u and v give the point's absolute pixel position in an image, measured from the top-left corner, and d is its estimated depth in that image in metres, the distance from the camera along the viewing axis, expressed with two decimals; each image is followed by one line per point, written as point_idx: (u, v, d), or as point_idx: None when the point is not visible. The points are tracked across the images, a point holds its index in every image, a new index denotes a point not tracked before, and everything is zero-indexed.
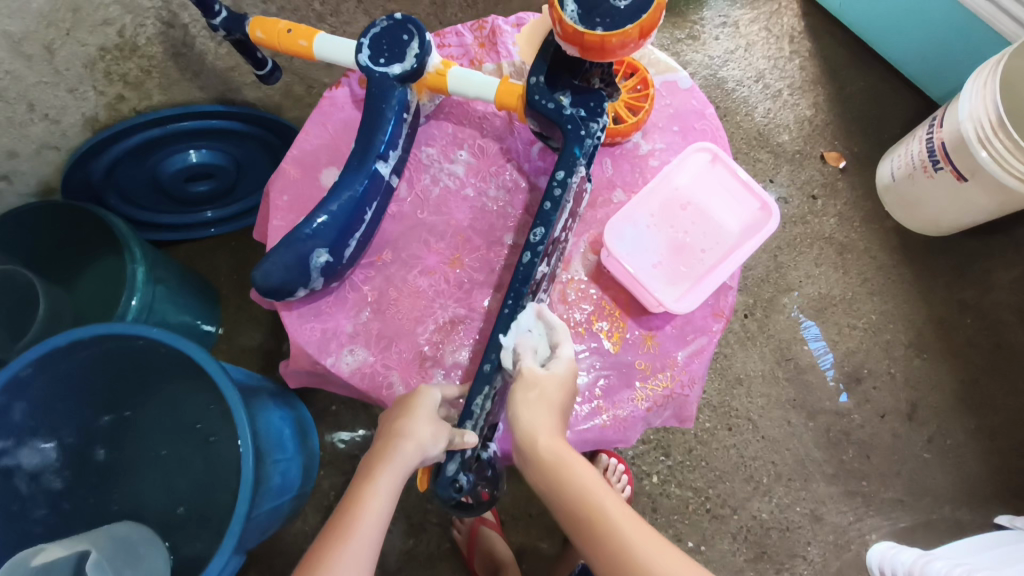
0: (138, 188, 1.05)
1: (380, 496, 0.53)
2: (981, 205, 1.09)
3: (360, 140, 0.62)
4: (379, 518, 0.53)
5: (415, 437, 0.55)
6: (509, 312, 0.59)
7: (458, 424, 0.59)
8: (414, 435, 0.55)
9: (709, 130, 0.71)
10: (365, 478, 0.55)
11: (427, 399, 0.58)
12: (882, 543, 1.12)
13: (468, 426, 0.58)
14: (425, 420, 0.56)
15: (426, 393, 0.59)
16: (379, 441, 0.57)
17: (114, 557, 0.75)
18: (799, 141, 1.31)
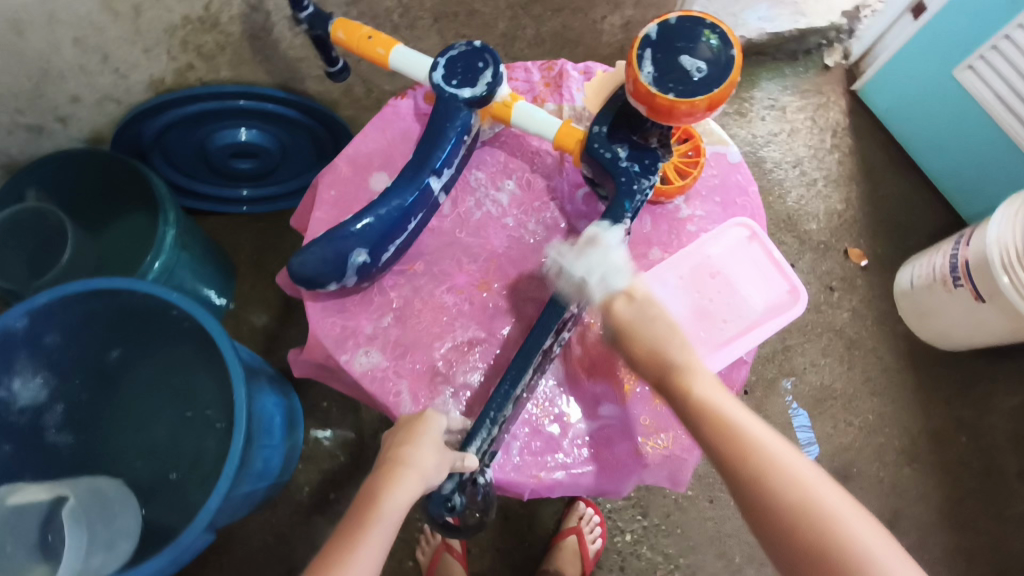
0: (184, 155, 1.08)
1: (383, 522, 0.52)
2: (995, 329, 1.10)
3: (418, 154, 0.64)
4: (380, 546, 0.52)
5: (420, 465, 0.55)
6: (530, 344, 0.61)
7: (461, 445, 0.60)
8: (420, 463, 0.55)
9: (749, 206, 0.73)
10: (366, 501, 0.54)
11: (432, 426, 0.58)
12: None
13: (471, 450, 0.59)
14: (430, 448, 0.56)
15: (432, 419, 0.59)
16: (381, 465, 0.57)
17: (90, 506, 0.78)
18: (826, 232, 1.33)
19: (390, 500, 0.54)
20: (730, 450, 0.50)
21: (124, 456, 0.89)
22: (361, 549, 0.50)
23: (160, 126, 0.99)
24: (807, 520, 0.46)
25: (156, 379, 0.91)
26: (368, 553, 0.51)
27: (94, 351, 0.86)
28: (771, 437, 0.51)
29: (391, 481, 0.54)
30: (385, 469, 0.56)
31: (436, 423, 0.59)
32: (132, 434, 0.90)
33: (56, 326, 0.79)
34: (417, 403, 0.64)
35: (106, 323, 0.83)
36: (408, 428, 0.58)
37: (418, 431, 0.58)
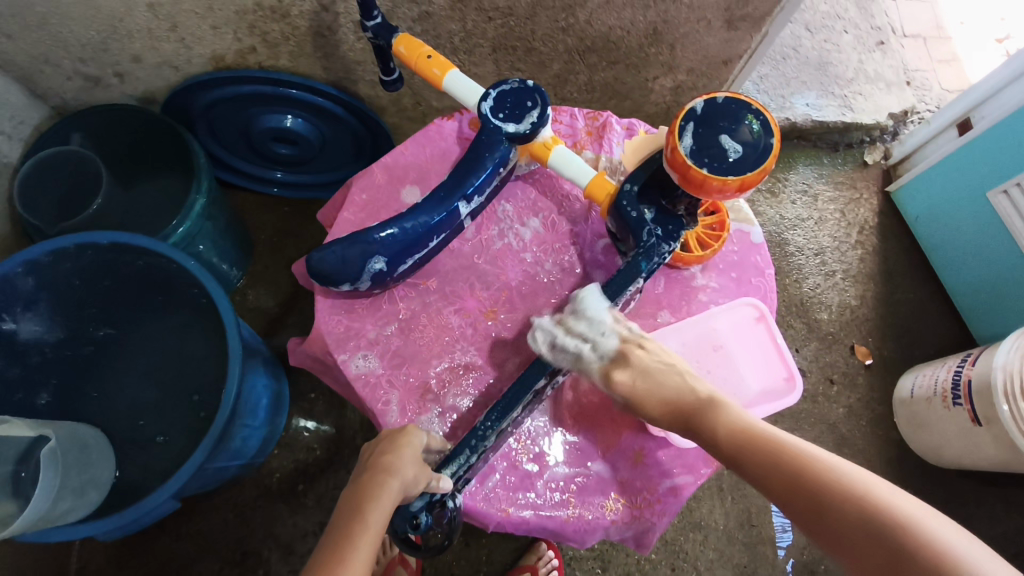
0: (228, 131, 1.11)
1: (370, 534, 0.52)
2: (987, 455, 1.09)
3: (453, 177, 0.66)
4: (367, 556, 0.52)
5: (403, 474, 0.56)
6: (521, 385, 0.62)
7: (438, 465, 0.61)
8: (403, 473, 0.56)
9: (763, 288, 0.73)
10: (349, 512, 0.54)
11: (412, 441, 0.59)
12: None
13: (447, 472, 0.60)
14: (412, 459, 0.57)
15: (412, 433, 0.60)
16: (362, 475, 0.57)
17: (69, 450, 0.80)
18: (836, 324, 1.33)
19: (374, 509, 0.54)
20: (766, 454, 0.52)
21: (108, 410, 0.90)
22: (351, 561, 0.50)
23: (212, 98, 1.02)
24: (844, 494, 0.47)
25: (155, 341, 0.92)
26: (354, 561, 0.51)
27: (102, 302, 0.87)
28: (809, 447, 0.53)
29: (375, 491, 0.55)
30: (368, 479, 0.56)
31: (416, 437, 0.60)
32: (121, 389, 0.91)
33: (70, 270, 0.81)
34: (403, 415, 0.65)
35: (119, 277, 0.85)
36: (391, 439, 0.59)
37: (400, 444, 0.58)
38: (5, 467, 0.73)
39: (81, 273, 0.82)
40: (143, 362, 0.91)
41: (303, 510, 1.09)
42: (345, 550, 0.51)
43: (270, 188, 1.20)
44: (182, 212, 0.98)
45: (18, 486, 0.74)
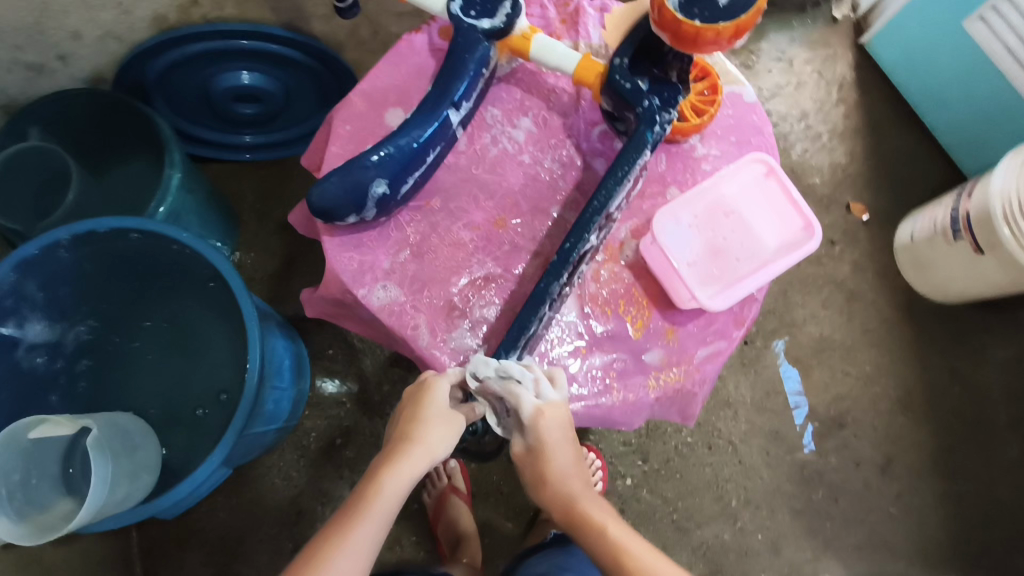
0: (186, 98, 1.07)
1: (385, 499, 0.57)
2: (992, 280, 1.13)
3: (437, 86, 0.65)
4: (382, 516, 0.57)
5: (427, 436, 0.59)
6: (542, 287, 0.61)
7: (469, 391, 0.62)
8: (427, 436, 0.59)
9: (763, 146, 0.73)
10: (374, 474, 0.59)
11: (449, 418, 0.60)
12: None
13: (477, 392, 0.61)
14: (437, 425, 0.59)
15: (438, 389, 0.60)
16: (393, 439, 0.61)
17: (112, 438, 0.80)
18: (830, 185, 1.33)
19: (396, 477, 0.58)
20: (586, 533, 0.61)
21: (140, 398, 0.91)
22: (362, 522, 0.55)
23: (163, 65, 0.98)
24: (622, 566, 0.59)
25: (169, 322, 0.92)
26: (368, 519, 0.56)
27: (104, 293, 0.86)
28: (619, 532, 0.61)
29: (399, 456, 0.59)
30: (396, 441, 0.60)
31: (444, 390, 0.61)
32: (147, 374, 0.92)
33: (65, 268, 0.79)
34: (435, 336, 0.65)
35: (114, 264, 0.83)
36: (415, 399, 0.61)
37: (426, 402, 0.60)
38: (54, 468, 0.77)
39: (76, 268, 0.80)
40: (163, 344, 0.92)
41: (347, 460, 1.11)
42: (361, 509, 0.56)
43: (241, 154, 1.14)
44: (160, 190, 0.95)
45: (70, 483, 0.79)
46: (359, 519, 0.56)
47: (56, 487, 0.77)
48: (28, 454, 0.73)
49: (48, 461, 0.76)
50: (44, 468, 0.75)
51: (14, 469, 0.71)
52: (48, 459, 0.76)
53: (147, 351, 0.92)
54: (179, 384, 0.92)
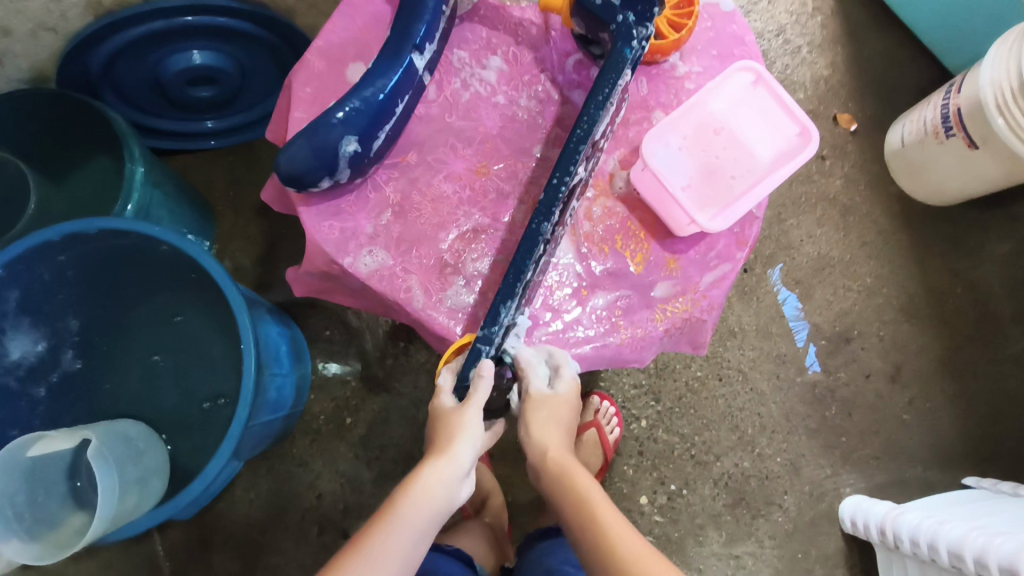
0: (138, 88, 1.01)
1: (421, 508, 0.58)
2: (988, 175, 1.10)
3: (396, 32, 0.61)
4: (417, 524, 0.58)
5: (460, 461, 0.59)
6: (535, 230, 0.57)
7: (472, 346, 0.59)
8: (455, 459, 0.59)
9: (747, 56, 0.70)
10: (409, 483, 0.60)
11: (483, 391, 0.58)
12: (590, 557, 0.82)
13: (484, 356, 0.59)
14: (466, 440, 0.59)
15: (470, 414, 0.59)
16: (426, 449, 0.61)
17: (115, 447, 0.77)
18: (814, 99, 1.29)
19: (428, 486, 0.59)
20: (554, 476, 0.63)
21: (136, 403, 0.88)
22: (398, 529, 0.57)
23: (107, 53, 0.92)
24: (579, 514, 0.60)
25: (163, 322, 0.88)
26: (403, 528, 0.57)
27: (87, 295, 0.83)
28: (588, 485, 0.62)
29: (430, 479, 0.59)
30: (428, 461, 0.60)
31: (477, 412, 0.59)
32: (143, 378, 0.88)
33: (42, 272, 0.76)
34: (429, 297, 0.62)
35: (93, 264, 0.79)
36: (449, 418, 0.60)
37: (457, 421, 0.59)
38: (61, 484, 0.75)
39: (52, 271, 0.77)
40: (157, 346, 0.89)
41: (358, 439, 1.09)
42: (396, 516, 0.58)
43: (206, 141, 1.10)
44: (125, 186, 0.91)
45: (79, 496, 0.77)
46: (394, 524, 0.57)
47: (66, 502, 0.75)
48: (31, 473, 0.71)
49: (54, 477, 0.74)
50: (50, 485, 0.73)
51: (19, 491, 0.69)
52: (54, 475, 0.74)
53: (158, 357, 0.89)
54: (177, 387, 0.88)
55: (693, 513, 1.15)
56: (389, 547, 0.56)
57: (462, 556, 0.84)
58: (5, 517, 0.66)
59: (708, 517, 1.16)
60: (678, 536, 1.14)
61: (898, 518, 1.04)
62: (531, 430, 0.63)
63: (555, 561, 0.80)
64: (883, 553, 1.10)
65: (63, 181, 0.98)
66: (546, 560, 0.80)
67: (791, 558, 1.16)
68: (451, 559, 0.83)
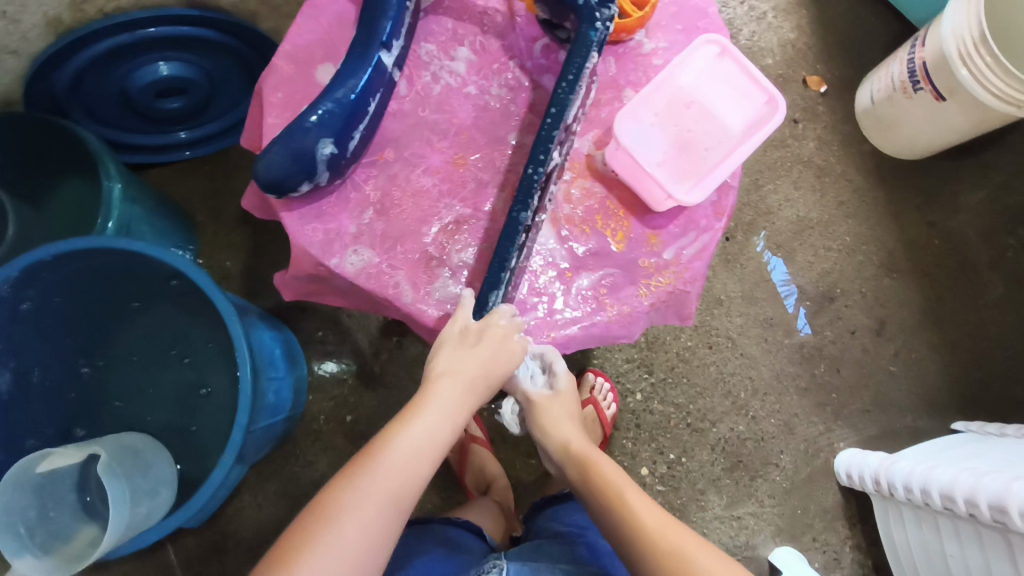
0: (107, 105, 1.01)
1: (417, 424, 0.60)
2: (956, 126, 1.12)
3: (362, 30, 0.62)
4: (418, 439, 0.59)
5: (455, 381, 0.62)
6: (515, 218, 0.58)
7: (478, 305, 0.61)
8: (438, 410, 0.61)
9: (712, 28, 0.71)
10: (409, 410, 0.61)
11: (505, 354, 0.61)
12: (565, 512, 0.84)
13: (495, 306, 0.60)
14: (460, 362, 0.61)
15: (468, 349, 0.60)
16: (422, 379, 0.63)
17: (123, 460, 0.78)
18: (782, 64, 1.30)
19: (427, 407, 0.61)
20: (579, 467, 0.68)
21: (139, 415, 0.89)
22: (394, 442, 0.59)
23: (72, 72, 0.92)
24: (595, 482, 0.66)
25: (165, 338, 0.89)
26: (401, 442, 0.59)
27: (83, 313, 0.83)
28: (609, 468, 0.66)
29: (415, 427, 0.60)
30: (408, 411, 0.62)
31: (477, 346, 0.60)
32: (144, 393, 0.90)
33: (39, 291, 0.76)
34: (417, 291, 0.63)
35: (86, 282, 0.80)
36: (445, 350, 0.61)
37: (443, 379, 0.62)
38: (70, 498, 0.76)
39: (45, 289, 0.76)
40: (165, 364, 0.90)
41: (360, 435, 1.10)
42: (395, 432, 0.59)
43: (181, 152, 1.09)
44: (103, 204, 0.90)
45: (90, 510, 0.78)
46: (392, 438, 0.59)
47: (76, 515, 0.77)
48: (42, 488, 0.72)
49: (64, 490, 0.76)
50: (60, 499, 0.75)
51: (29, 506, 0.70)
52: (62, 489, 0.75)
53: (206, 391, 0.89)
54: (184, 405, 0.89)
55: (693, 481, 1.18)
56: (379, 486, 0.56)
57: (472, 527, 0.84)
58: (17, 533, 0.67)
59: (708, 482, 1.18)
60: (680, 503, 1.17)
61: (891, 467, 1.08)
62: (547, 429, 0.69)
63: (563, 524, 0.80)
64: (879, 502, 1.14)
65: (40, 203, 0.98)
66: (556, 522, 0.81)
67: (792, 514, 1.19)
68: (462, 532, 0.83)
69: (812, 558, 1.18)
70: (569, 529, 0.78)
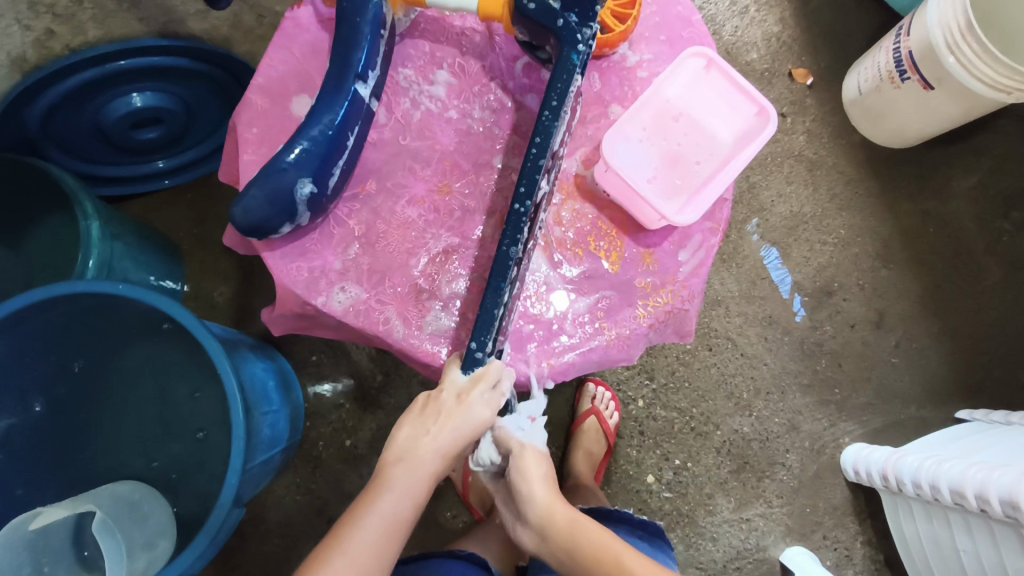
0: (83, 141, 0.98)
1: (420, 456, 0.61)
2: (947, 114, 1.11)
3: (335, 62, 0.59)
4: (429, 466, 0.61)
5: (470, 411, 0.59)
6: (506, 251, 0.56)
7: (467, 350, 0.58)
8: (453, 433, 0.60)
9: (696, 37, 0.69)
10: (415, 436, 0.62)
11: (475, 421, 0.59)
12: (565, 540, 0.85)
13: (483, 360, 0.58)
14: (468, 403, 0.59)
15: (473, 398, 0.59)
16: (428, 403, 0.62)
17: (118, 515, 0.77)
18: (767, 58, 1.28)
19: (432, 437, 0.61)
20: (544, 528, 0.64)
21: (131, 460, 0.85)
22: (395, 470, 0.61)
23: (41, 110, 0.90)
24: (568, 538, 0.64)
25: (156, 380, 0.85)
26: (405, 473, 0.61)
27: (67, 357, 0.81)
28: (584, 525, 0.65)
29: (414, 448, 0.61)
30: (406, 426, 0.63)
31: (480, 396, 0.59)
32: (136, 438, 0.86)
33: (20, 337, 0.74)
34: (409, 326, 0.61)
35: (67, 326, 0.78)
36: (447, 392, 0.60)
37: (456, 406, 0.60)
38: (67, 553, 0.74)
39: (24, 337, 0.74)
40: (158, 408, 0.85)
41: (361, 460, 1.09)
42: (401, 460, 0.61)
43: (160, 182, 1.07)
44: (82, 245, 0.87)
45: (88, 564, 0.76)
46: (397, 466, 0.61)
47: (72, 570, 0.75)
48: (36, 547, 0.70)
49: (60, 547, 0.73)
50: (56, 555, 0.72)
51: (23, 566, 0.67)
52: (58, 544, 0.73)
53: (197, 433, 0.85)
54: (181, 449, 0.85)
55: (700, 486, 1.17)
56: (380, 511, 0.59)
57: (476, 560, 0.83)
58: None
59: (715, 486, 1.17)
60: (688, 509, 1.16)
61: (899, 463, 1.06)
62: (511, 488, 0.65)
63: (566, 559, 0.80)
64: (888, 497, 1.13)
65: (19, 245, 0.95)
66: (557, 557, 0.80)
67: (800, 513, 1.18)
68: (466, 564, 0.82)
69: (822, 556, 1.17)
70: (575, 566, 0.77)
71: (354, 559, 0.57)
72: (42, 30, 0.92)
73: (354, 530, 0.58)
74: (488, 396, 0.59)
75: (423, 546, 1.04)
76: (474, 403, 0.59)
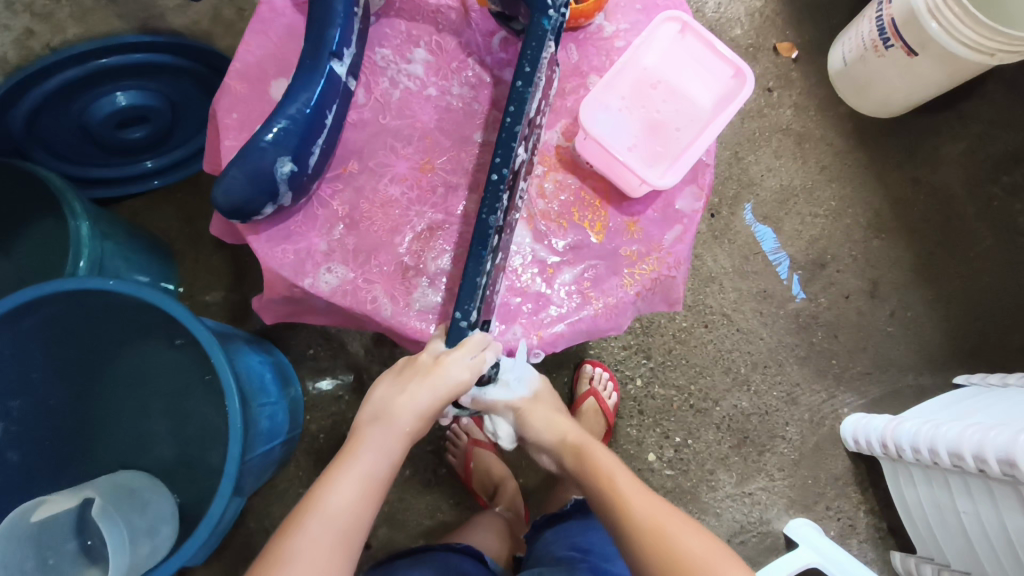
0: (69, 141, 0.98)
1: (396, 419, 0.61)
2: (931, 79, 1.11)
3: (310, 41, 0.60)
4: (406, 427, 0.61)
5: (445, 374, 0.58)
6: (486, 221, 0.56)
7: (451, 321, 0.58)
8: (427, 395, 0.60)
9: (673, 4, 0.69)
10: (392, 400, 0.61)
11: (451, 385, 0.58)
12: (560, 529, 0.85)
13: (466, 328, 0.58)
14: (444, 368, 0.58)
15: (448, 362, 0.58)
16: (408, 366, 0.61)
17: (118, 503, 0.77)
18: (751, 34, 1.28)
19: (407, 398, 0.60)
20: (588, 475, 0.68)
21: (134, 457, 0.86)
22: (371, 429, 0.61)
23: (27, 112, 0.90)
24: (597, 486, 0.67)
25: (151, 376, 0.85)
26: (381, 432, 0.61)
27: (61, 356, 0.81)
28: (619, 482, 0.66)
29: (391, 408, 0.61)
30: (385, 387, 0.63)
31: (456, 359, 0.58)
32: (137, 433, 0.86)
33: (14, 337, 0.74)
34: (397, 304, 0.61)
35: (61, 324, 0.78)
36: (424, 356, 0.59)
37: (431, 369, 0.59)
38: (69, 543, 0.74)
39: (17, 336, 0.75)
40: (156, 403, 0.86)
41: None
42: (379, 420, 0.61)
43: (149, 182, 1.05)
44: (72, 244, 0.87)
45: (91, 554, 0.76)
46: (373, 425, 0.61)
47: (77, 561, 0.75)
48: (38, 538, 0.71)
49: (62, 538, 0.74)
50: (58, 545, 0.73)
51: (25, 558, 0.68)
52: (61, 536, 0.73)
53: (194, 431, 0.85)
54: (181, 444, 0.85)
55: (700, 462, 1.17)
56: (357, 469, 0.59)
57: (473, 552, 0.83)
58: None
59: (716, 461, 1.17)
60: (690, 485, 1.16)
61: (897, 430, 1.06)
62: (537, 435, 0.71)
63: (562, 549, 0.80)
64: (888, 464, 1.13)
65: (11, 248, 0.95)
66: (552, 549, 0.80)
67: (802, 485, 1.18)
68: (464, 557, 0.82)
69: (826, 527, 1.17)
70: (570, 555, 0.77)
71: (330, 518, 0.56)
72: (20, 30, 0.94)
73: (331, 490, 0.58)
74: (464, 359, 0.58)
75: (427, 534, 1.04)
76: (451, 366, 0.58)
